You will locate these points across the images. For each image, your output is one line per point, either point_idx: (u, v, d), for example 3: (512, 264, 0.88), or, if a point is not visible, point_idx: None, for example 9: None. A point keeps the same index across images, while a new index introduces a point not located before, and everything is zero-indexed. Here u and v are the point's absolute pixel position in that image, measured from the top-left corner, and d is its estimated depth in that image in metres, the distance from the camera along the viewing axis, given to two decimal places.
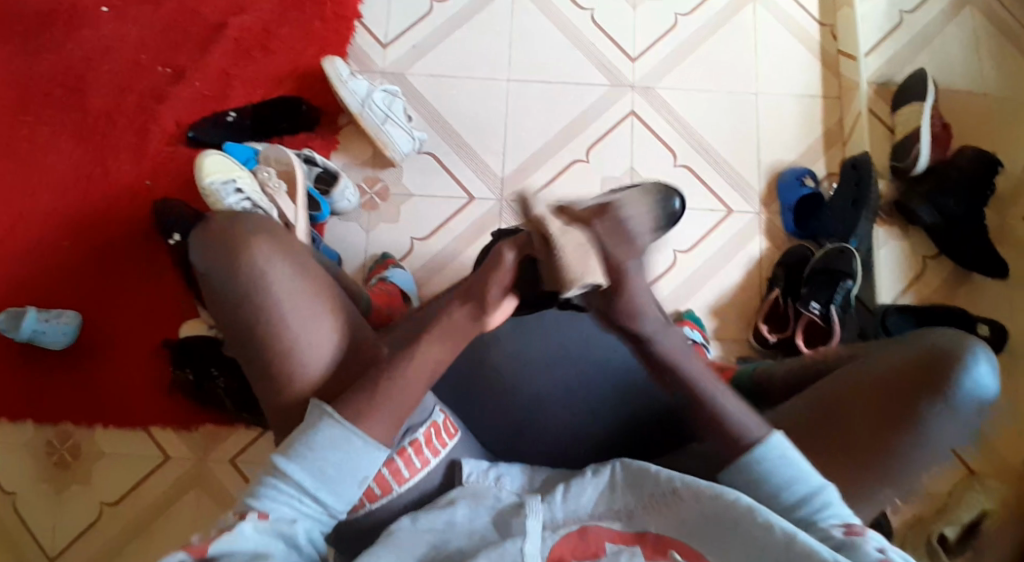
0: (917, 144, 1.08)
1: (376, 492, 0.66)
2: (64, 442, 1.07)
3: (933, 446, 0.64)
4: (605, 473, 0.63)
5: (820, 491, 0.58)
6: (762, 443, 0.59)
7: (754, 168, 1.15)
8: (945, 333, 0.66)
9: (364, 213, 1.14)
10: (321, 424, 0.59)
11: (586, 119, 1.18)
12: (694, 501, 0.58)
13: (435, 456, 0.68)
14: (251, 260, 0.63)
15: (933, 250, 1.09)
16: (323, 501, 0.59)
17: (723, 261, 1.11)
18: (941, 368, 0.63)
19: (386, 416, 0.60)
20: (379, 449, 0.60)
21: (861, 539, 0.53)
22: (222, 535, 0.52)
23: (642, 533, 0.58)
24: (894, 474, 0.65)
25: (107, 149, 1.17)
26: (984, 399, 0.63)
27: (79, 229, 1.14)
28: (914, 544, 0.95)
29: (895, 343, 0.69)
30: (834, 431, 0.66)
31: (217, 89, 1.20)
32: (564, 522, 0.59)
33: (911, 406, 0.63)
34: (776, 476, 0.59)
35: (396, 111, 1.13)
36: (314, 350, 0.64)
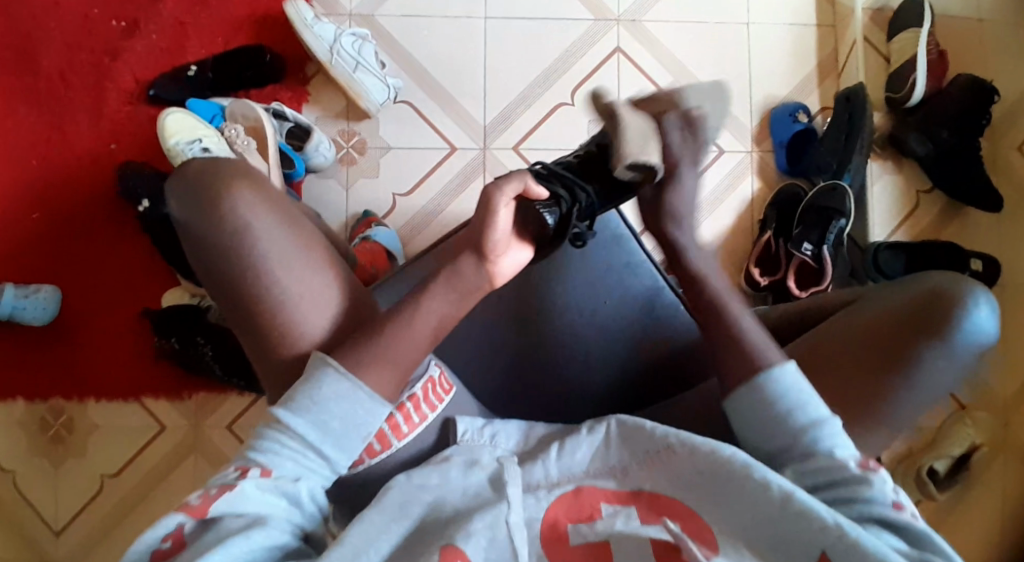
0: (912, 74, 1.04)
1: (377, 448, 0.65)
2: (57, 418, 1.05)
3: (930, 389, 0.63)
4: (599, 430, 0.63)
5: (828, 421, 0.57)
6: (778, 365, 0.59)
7: (746, 105, 1.11)
8: (942, 275, 0.65)
9: (342, 168, 1.09)
10: (323, 376, 0.58)
11: (570, 58, 1.12)
12: (688, 456, 0.57)
13: (432, 411, 0.68)
14: (233, 209, 0.62)
15: (927, 184, 1.08)
16: (327, 455, 0.57)
17: (714, 203, 1.09)
18: (944, 313, 0.62)
19: (373, 386, 0.59)
20: (381, 404, 0.59)
21: (874, 476, 0.53)
22: (227, 494, 0.51)
23: (637, 489, 0.57)
24: (890, 420, 0.63)
25: (64, 110, 1.10)
26: (982, 342, 0.63)
27: (44, 199, 1.09)
28: (904, 478, 0.98)
29: (891, 287, 0.68)
30: (829, 377, 0.65)
31: (174, 40, 1.12)
32: (559, 480, 0.59)
33: (910, 351, 0.62)
34: (785, 400, 0.58)
35: (367, 57, 1.06)
36: (306, 304, 0.62)
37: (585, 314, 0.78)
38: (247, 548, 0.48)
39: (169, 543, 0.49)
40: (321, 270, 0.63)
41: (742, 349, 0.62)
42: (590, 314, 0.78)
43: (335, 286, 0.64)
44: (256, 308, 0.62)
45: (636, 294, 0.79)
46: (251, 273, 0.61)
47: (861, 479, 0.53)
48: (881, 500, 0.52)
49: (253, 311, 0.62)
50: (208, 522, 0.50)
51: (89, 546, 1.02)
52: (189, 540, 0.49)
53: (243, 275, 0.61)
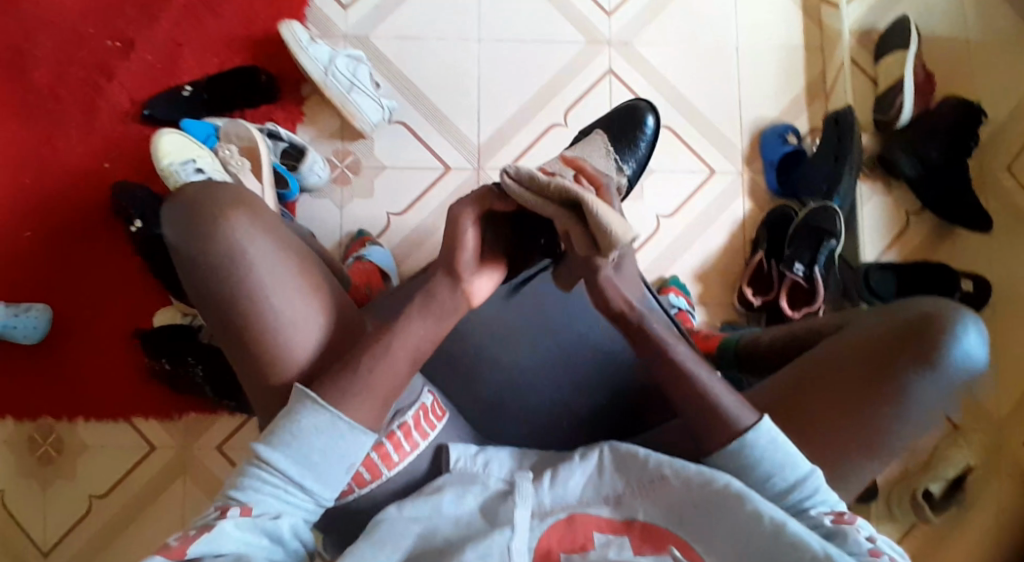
0: (900, 96, 1.05)
1: (366, 477, 0.65)
2: (46, 437, 1.05)
3: (915, 411, 0.63)
4: (593, 459, 0.62)
5: (807, 479, 0.57)
6: (752, 431, 0.58)
7: (736, 126, 1.12)
8: (932, 300, 0.66)
9: (336, 188, 1.10)
10: (302, 410, 0.58)
11: (563, 79, 1.14)
12: (683, 487, 0.57)
13: (423, 439, 0.68)
14: (227, 234, 0.62)
15: (916, 206, 1.08)
16: (309, 489, 0.58)
17: (706, 223, 1.09)
18: (933, 338, 0.62)
19: (355, 417, 0.59)
20: (364, 434, 0.59)
21: (849, 529, 0.54)
22: (205, 534, 0.51)
23: (629, 520, 0.57)
24: (876, 440, 0.64)
25: (58, 128, 1.11)
26: (972, 368, 0.63)
27: (36, 217, 1.09)
28: (900, 499, 0.98)
29: (879, 311, 0.69)
30: (815, 394, 0.66)
31: (170, 60, 1.13)
32: (552, 509, 0.59)
33: (899, 376, 0.63)
34: (766, 463, 0.58)
35: (361, 78, 1.07)
36: (298, 330, 0.63)
37: (574, 335, 0.80)
38: None
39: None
40: (312, 297, 0.64)
41: (708, 400, 0.60)
42: (580, 337, 0.80)
43: (324, 313, 0.65)
44: (248, 328, 0.62)
45: None
46: (244, 297, 0.61)
47: (839, 533, 0.54)
48: (858, 549, 0.52)
49: (243, 332, 0.62)
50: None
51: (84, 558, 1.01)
52: None
53: (235, 297, 0.61)
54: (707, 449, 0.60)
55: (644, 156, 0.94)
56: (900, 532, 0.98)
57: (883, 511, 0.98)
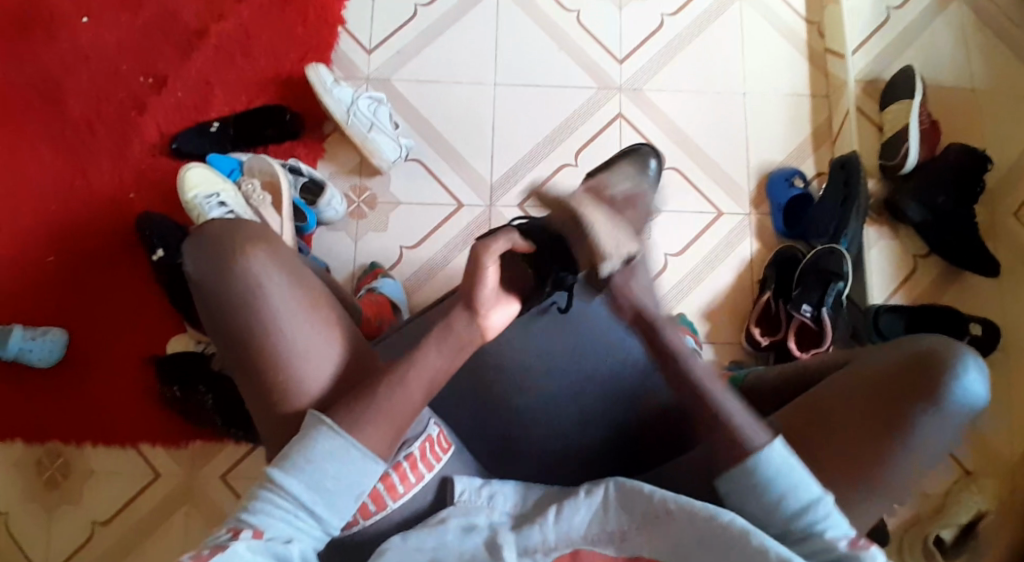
0: (906, 142, 1.07)
1: (371, 509, 0.65)
2: (55, 460, 1.06)
3: (921, 454, 0.63)
4: (597, 492, 0.62)
5: (819, 502, 0.57)
6: (768, 448, 0.58)
7: (743, 169, 1.15)
8: (933, 339, 0.66)
9: (351, 222, 1.13)
10: (317, 436, 0.59)
11: (575, 121, 1.17)
12: (687, 522, 0.57)
13: (429, 471, 0.68)
14: (245, 269, 0.64)
15: (924, 249, 1.09)
16: (320, 516, 0.58)
17: (713, 264, 1.11)
18: (935, 377, 0.62)
19: (370, 443, 0.60)
20: (375, 462, 0.60)
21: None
22: (220, 553, 0.51)
23: (636, 557, 0.57)
24: (883, 485, 0.63)
25: (89, 160, 1.16)
26: (974, 405, 0.63)
27: (61, 243, 1.12)
28: (912, 547, 0.96)
29: (882, 348, 0.68)
30: (820, 441, 0.65)
31: (199, 98, 1.18)
32: (557, 545, 0.59)
33: (902, 417, 0.63)
34: (779, 483, 0.58)
35: (382, 118, 1.12)
36: (312, 363, 0.64)
37: (581, 366, 0.80)
38: None
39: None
40: (326, 329, 0.66)
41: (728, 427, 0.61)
42: (587, 376, 0.80)
43: (338, 342, 0.67)
44: (260, 349, 0.63)
45: (635, 356, 0.80)
46: (261, 330, 0.63)
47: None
48: None
49: (255, 353, 0.63)
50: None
51: None
52: None
53: (251, 328, 0.64)
54: (721, 467, 0.61)
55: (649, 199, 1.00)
56: None
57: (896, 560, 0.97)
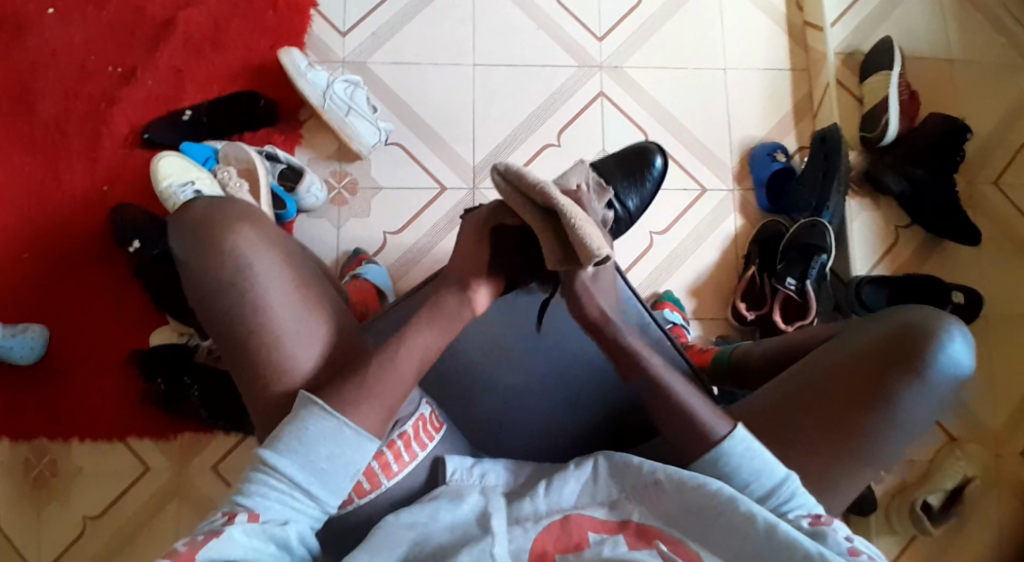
0: (885, 114, 1.08)
1: (365, 487, 0.65)
2: (41, 459, 1.04)
3: (906, 426, 0.64)
4: (588, 467, 0.62)
5: (785, 483, 0.59)
6: (726, 437, 0.60)
7: (725, 145, 1.15)
8: (919, 309, 0.67)
9: (332, 209, 1.11)
10: (308, 416, 0.59)
11: (555, 101, 1.16)
12: (676, 491, 0.58)
13: (422, 450, 0.69)
14: (230, 248, 0.63)
15: (904, 220, 1.10)
16: (316, 496, 0.58)
17: (698, 241, 1.11)
18: (922, 347, 0.63)
19: (363, 423, 0.60)
20: (369, 441, 0.60)
21: (826, 531, 0.55)
22: (215, 541, 0.51)
23: (625, 521, 0.58)
24: (871, 456, 0.64)
25: (62, 154, 1.13)
26: (958, 374, 0.64)
27: (38, 241, 1.10)
28: (898, 512, 0.97)
29: (870, 319, 0.69)
30: (811, 411, 0.65)
31: (171, 86, 1.15)
32: (548, 514, 0.59)
33: (891, 386, 0.63)
34: (743, 469, 0.60)
35: (359, 101, 1.10)
36: (302, 341, 0.64)
37: (557, 351, 0.80)
38: None
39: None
40: (318, 310, 0.66)
41: (682, 406, 0.63)
42: (574, 355, 0.80)
43: (323, 323, 0.66)
44: (247, 338, 0.62)
45: None
46: (246, 305, 0.62)
47: (816, 535, 0.55)
48: (835, 550, 0.53)
49: (246, 335, 0.62)
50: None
51: None
52: None
53: (240, 309, 0.63)
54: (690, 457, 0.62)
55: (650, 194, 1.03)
56: (899, 545, 0.97)
57: (882, 525, 0.98)
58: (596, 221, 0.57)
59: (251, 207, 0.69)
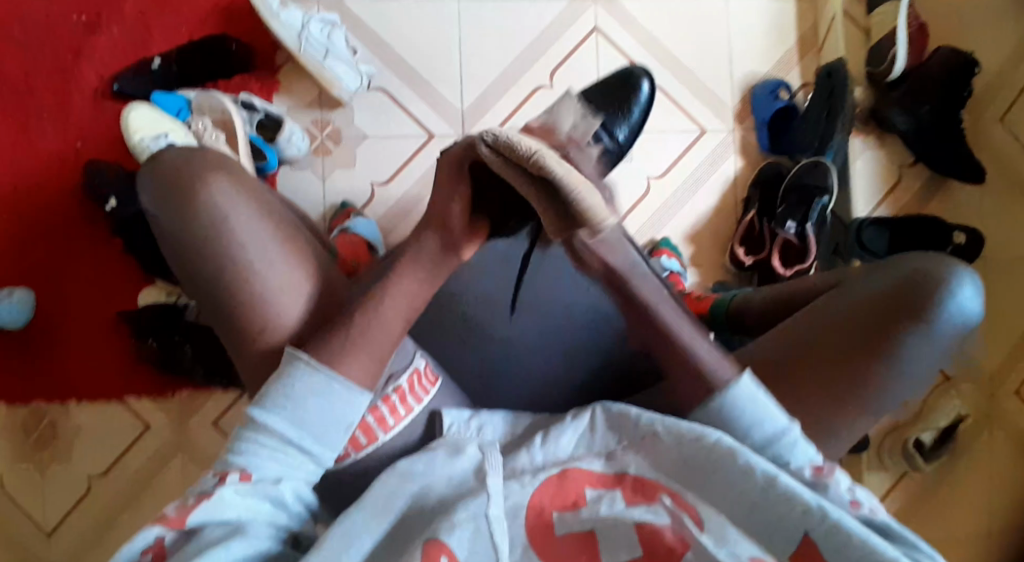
0: (891, 49, 1.02)
1: (362, 441, 0.65)
2: (39, 422, 1.03)
3: (911, 374, 0.63)
4: (585, 418, 0.61)
5: (788, 430, 0.58)
6: (733, 387, 0.58)
7: (726, 83, 1.10)
8: (923, 255, 0.65)
9: (317, 159, 1.06)
10: (293, 372, 0.57)
11: (548, 38, 1.10)
12: (674, 444, 0.57)
13: (417, 404, 0.68)
14: (207, 198, 0.61)
15: (909, 158, 1.07)
16: (310, 450, 0.57)
17: (697, 184, 1.07)
18: (930, 296, 0.61)
19: (351, 374, 0.59)
20: (361, 393, 0.59)
21: (829, 483, 0.55)
22: (203, 504, 0.51)
23: (621, 473, 0.57)
24: (869, 403, 0.64)
25: (29, 109, 1.06)
26: (966, 321, 0.62)
27: (13, 202, 1.05)
28: (892, 450, 0.99)
29: (875, 267, 0.67)
30: (812, 363, 0.64)
31: (139, 32, 1.08)
32: (545, 466, 0.58)
33: (896, 336, 0.62)
34: (744, 417, 0.58)
35: (337, 44, 1.03)
36: (285, 292, 0.61)
37: (552, 307, 0.78)
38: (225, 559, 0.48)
39: (150, 555, 0.50)
40: (302, 262, 0.63)
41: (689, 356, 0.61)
42: (571, 307, 0.78)
43: (310, 279, 0.63)
44: (239, 314, 0.61)
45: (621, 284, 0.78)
46: (228, 262, 0.60)
47: (819, 486, 0.55)
48: (838, 500, 0.54)
49: (231, 293, 0.61)
50: (188, 532, 0.50)
51: (84, 543, 1.01)
52: (171, 551, 0.50)
53: (220, 266, 0.61)
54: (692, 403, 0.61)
55: (639, 122, 0.92)
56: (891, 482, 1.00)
57: (875, 463, 1.00)
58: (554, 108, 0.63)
59: (228, 160, 0.66)
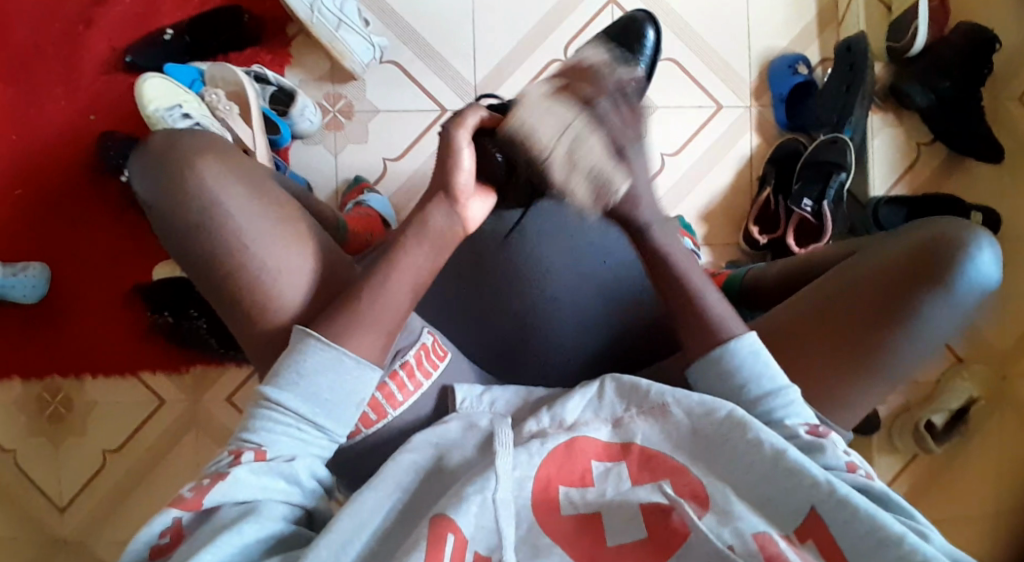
0: (914, 22, 1.00)
1: (372, 418, 0.65)
2: (55, 396, 1.04)
3: (927, 336, 0.62)
4: (593, 387, 0.63)
5: (783, 390, 0.59)
6: (738, 337, 0.60)
7: (744, 58, 1.08)
8: (943, 220, 0.64)
9: (329, 134, 1.06)
10: (304, 349, 0.58)
11: (562, 12, 1.08)
12: (683, 414, 0.58)
13: (427, 378, 0.68)
14: (196, 184, 0.60)
15: (928, 137, 1.06)
16: (322, 426, 0.58)
17: (712, 161, 1.06)
18: (948, 258, 0.60)
19: (360, 351, 0.59)
20: (371, 368, 0.59)
21: (826, 443, 0.56)
22: (221, 484, 0.52)
23: (628, 443, 0.58)
24: (880, 365, 0.62)
25: (40, 80, 1.06)
26: (984, 286, 0.61)
27: (25, 175, 1.05)
28: (901, 430, 1.01)
29: (891, 235, 0.66)
30: (825, 327, 0.64)
31: (148, 2, 1.06)
32: (554, 431, 0.59)
33: (912, 297, 0.61)
34: (743, 371, 0.60)
35: (350, 13, 1.00)
36: (284, 274, 0.61)
37: (567, 281, 0.77)
38: (237, 542, 0.49)
39: (168, 537, 0.50)
40: (297, 245, 0.62)
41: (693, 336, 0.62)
42: (586, 277, 0.78)
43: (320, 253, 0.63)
44: (250, 293, 0.60)
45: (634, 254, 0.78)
46: (221, 248, 0.60)
47: (817, 446, 0.56)
48: (835, 462, 0.55)
49: (230, 279, 0.60)
50: (205, 511, 0.51)
51: (99, 516, 1.03)
52: (189, 530, 0.51)
53: (214, 253, 0.60)
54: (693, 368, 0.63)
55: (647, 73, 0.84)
56: (901, 462, 1.02)
57: (884, 443, 1.02)
58: (599, 176, 0.60)
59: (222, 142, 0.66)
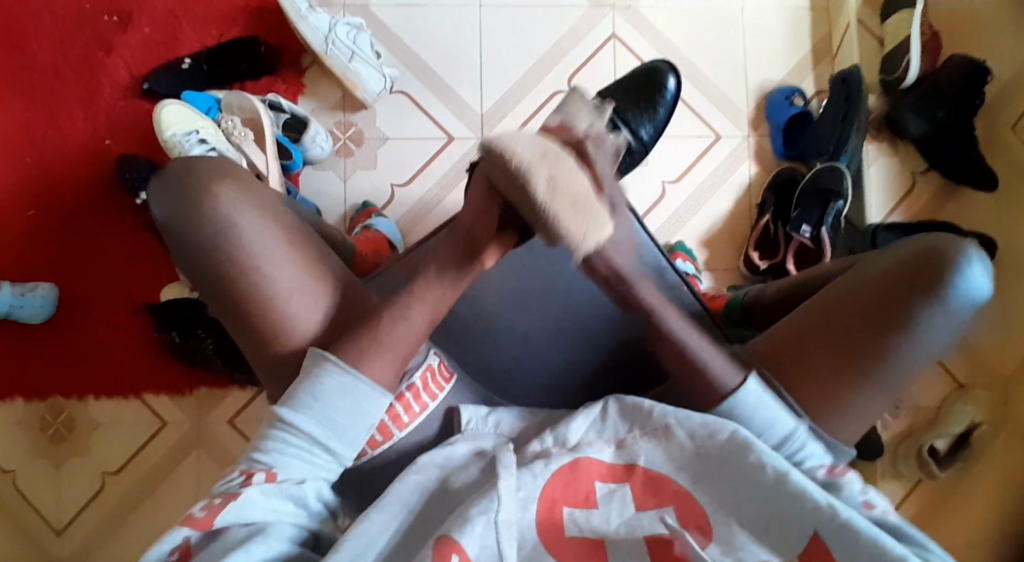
0: (907, 55, 1.04)
1: (379, 440, 0.65)
2: (57, 417, 1.05)
3: (922, 349, 0.63)
4: (596, 408, 0.61)
5: (795, 434, 0.63)
6: (734, 393, 0.63)
7: (742, 89, 1.12)
8: (933, 234, 0.64)
9: (339, 160, 1.09)
10: (322, 372, 0.59)
11: (565, 45, 1.12)
12: (688, 437, 0.58)
13: (433, 400, 0.69)
14: (212, 208, 0.61)
15: (922, 165, 1.08)
16: (334, 450, 0.59)
17: (712, 188, 1.09)
18: (941, 273, 0.61)
19: (374, 376, 0.60)
20: (381, 395, 0.60)
21: (842, 481, 0.59)
22: (232, 505, 0.52)
23: (631, 463, 0.58)
24: (876, 378, 0.63)
25: (61, 105, 1.09)
26: (975, 299, 0.62)
27: (42, 197, 1.08)
28: (905, 456, 1.01)
29: (884, 249, 0.67)
30: (824, 343, 0.65)
31: (168, 32, 1.11)
32: (557, 453, 0.58)
33: (907, 311, 0.62)
34: (755, 420, 0.63)
35: (362, 46, 1.05)
36: (297, 298, 0.62)
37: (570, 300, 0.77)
38: None
39: (177, 555, 0.51)
40: (309, 268, 0.64)
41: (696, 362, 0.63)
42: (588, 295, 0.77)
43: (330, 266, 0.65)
44: (260, 307, 0.61)
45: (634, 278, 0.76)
46: (238, 271, 0.61)
47: (834, 485, 0.59)
48: (852, 501, 0.58)
49: (242, 298, 0.61)
50: (215, 532, 0.52)
51: (95, 539, 1.02)
52: (197, 550, 0.52)
53: (230, 275, 0.61)
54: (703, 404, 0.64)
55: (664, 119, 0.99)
56: (906, 488, 1.01)
57: (888, 468, 1.02)
58: (583, 210, 0.51)
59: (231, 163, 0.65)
